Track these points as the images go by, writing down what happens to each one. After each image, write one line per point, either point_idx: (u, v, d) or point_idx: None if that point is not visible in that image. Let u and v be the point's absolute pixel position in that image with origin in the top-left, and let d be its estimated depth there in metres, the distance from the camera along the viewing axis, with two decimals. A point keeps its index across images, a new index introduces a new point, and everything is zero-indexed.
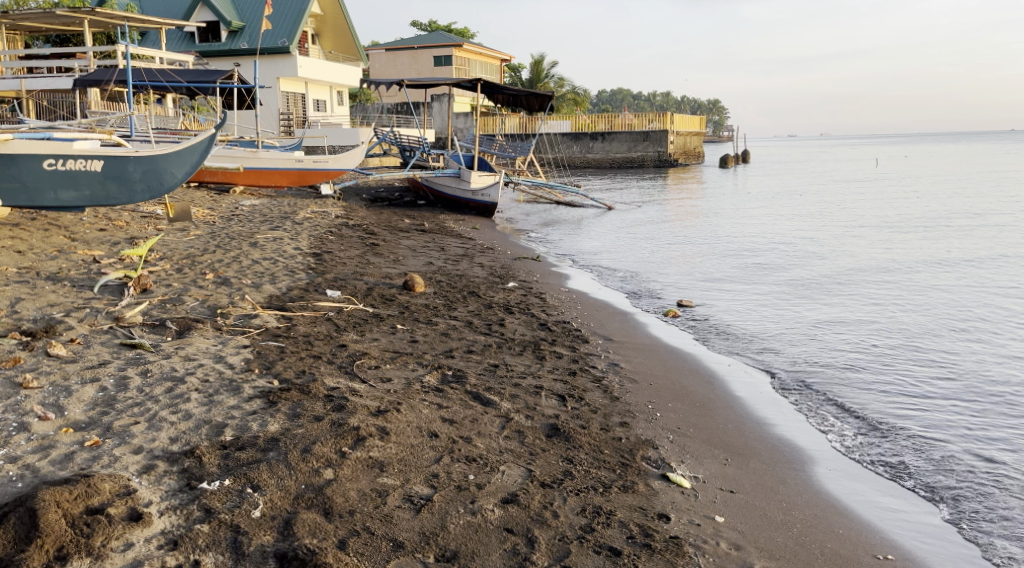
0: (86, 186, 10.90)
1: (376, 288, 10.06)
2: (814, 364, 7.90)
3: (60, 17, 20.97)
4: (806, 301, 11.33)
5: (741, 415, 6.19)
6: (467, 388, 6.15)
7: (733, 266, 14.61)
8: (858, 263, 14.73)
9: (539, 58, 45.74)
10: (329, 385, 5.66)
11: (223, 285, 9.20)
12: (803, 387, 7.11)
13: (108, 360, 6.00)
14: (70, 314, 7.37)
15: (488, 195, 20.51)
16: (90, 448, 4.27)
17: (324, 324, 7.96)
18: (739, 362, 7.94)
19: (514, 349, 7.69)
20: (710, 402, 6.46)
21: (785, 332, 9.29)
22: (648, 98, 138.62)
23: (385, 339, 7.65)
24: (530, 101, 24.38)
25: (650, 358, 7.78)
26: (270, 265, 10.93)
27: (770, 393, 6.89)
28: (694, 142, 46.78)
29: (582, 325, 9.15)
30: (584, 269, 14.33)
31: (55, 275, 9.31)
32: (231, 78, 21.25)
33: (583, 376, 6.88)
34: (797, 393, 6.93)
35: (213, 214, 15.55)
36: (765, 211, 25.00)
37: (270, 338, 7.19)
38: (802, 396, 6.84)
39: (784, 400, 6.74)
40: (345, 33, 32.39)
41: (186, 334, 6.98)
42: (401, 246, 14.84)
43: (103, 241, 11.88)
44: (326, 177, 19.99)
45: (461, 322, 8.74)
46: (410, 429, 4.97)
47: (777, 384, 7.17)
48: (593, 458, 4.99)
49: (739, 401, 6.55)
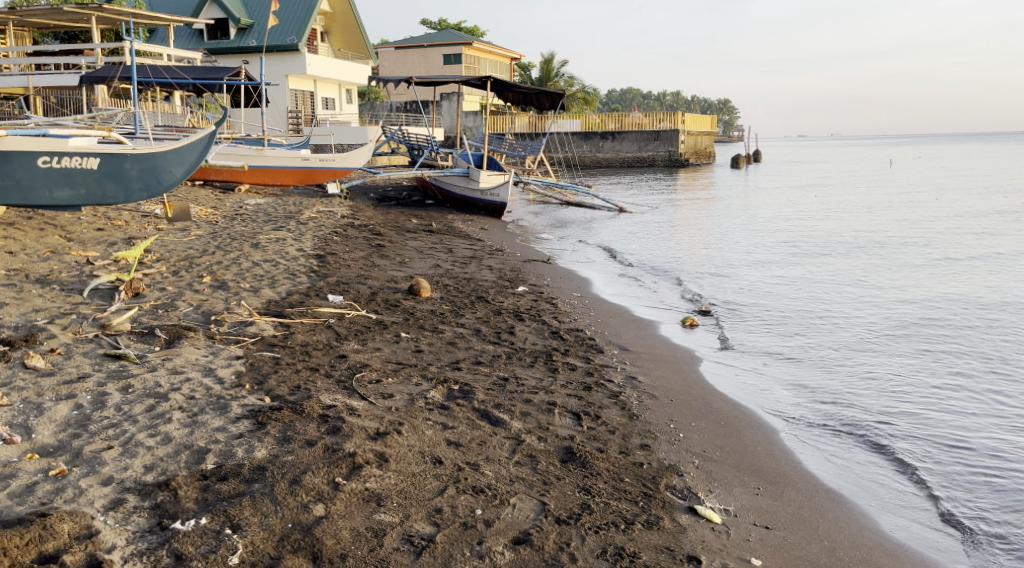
0: (82, 184, 10.48)
1: (380, 292, 9.62)
2: (846, 376, 7.42)
3: (66, 13, 20.67)
4: (830, 306, 10.84)
5: (771, 437, 5.71)
6: (474, 405, 5.70)
7: (751, 269, 14.10)
8: (881, 266, 14.23)
9: (549, 57, 45.30)
10: (325, 403, 5.22)
11: (220, 289, 8.78)
12: (837, 401, 6.64)
13: (88, 374, 5.57)
14: (54, 322, 6.95)
15: (497, 194, 20.03)
16: (54, 479, 3.83)
17: (324, 332, 7.52)
18: (765, 374, 7.44)
19: (525, 361, 7.23)
20: (737, 422, 5.97)
21: (812, 342, 8.78)
22: (658, 98, 137.83)
23: (387, 349, 7.21)
24: (540, 99, 23.93)
25: (670, 370, 7.30)
26: (271, 268, 10.52)
27: (799, 409, 6.42)
28: (705, 141, 46.24)
29: (595, 333, 8.67)
30: (595, 271, 13.84)
31: (46, 278, 8.91)
32: (237, 75, 20.88)
33: (599, 391, 6.41)
34: (830, 408, 6.46)
35: (216, 213, 15.16)
36: (779, 212, 24.46)
37: (266, 348, 6.75)
38: (835, 413, 6.36)
39: (817, 417, 6.23)
40: (354, 30, 32.01)
41: (175, 343, 6.56)
42: (408, 248, 14.41)
43: (99, 241, 11.49)
44: (333, 175, 19.56)
45: (468, 330, 8.29)
46: (411, 454, 4.52)
47: (808, 399, 6.70)
48: (612, 487, 4.51)
49: (768, 420, 6.08)
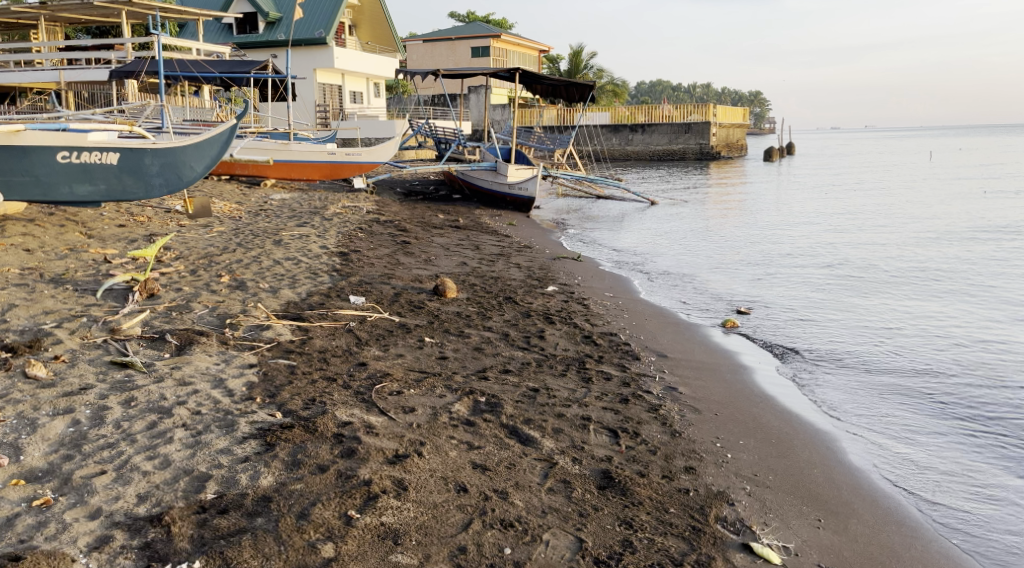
0: (102, 180, 10.17)
1: (404, 293, 9.21)
2: (902, 386, 6.91)
3: (96, 9, 20.56)
4: (877, 306, 10.28)
5: (828, 456, 5.22)
6: (502, 420, 5.28)
7: (790, 266, 13.53)
8: (927, 264, 13.61)
9: (578, 49, 44.72)
10: (340, 419, 4.82)
11: (238, 290, 8.42)
12: (897, 414, 6.15)
13: (90, 385, 5.20)
14: (62, 325, 6.61)
15: (526, 188, 19.54)
16: (38, 511, 3.52)
17: (344, 336, 7.12)
18: (818, 384, 6.90)
19: (555, 369, 6.79)
20: (791, 439, 5.47)
21: (863, 347, 8.24)
22: (688, 89, 136.37)
23: (410, 356, 6.80)
24: (569, 91, 23.41)
25: (713, 380, 6.83)
26: (293, 267, 10.16)
27: (859, 424, 5.91)
28: (737, 134, 45.41)
29: (631, 337, 8.21)
30: (627, 269, 13.33)
31: (60, 277, 8.59)
32: (264, 68, 20.58)
33: (637, 404, 5.95)
34: (889, 422, 5.97)
35: (240, 209, 14.87)
36: (815, 206, 23.74)
37: (282, 356, 6.36)
38: (896, 427, 5.87)
39: (875, 434, 5.72)
40: (383, 23, 31.67)
41: (187, 350, 6.20)
42: (434, 244, 14.04)
43: (120, 238, 11.22)
44: (359, 169, 19.19)
45: (495, 334, 7.85)
46: (432, 481, 4.09)
47: (866, 412, 6.19)
48: (656, 519, 4.04)
49: (826, 435, 5.60)
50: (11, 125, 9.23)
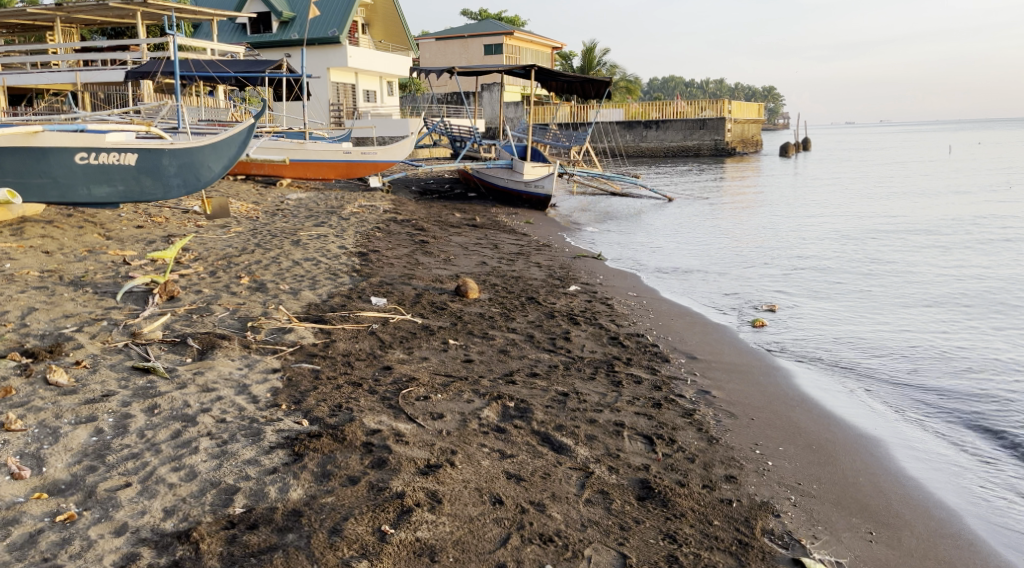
0: (120, 180, 10.09)
1: (426, 293, 9.08)
2: (941, 390, 6.72)
3: (112, 10, 20.55)
4: (906, 305, 10.07)
5: (872, 463, 5.07)
6: (533, 427, 5.15)
7: (813, 263, 13.31)
8: (952, 261, 13.38)
9: (591, 45, 44.51)
10: (368, 427, 4.68)
11: (258, 292, 8.31)
12: (937, 421, 6.00)
13: (112, 392, 5.07)
14: (83, 329, 6.50)
15: (542, 186, 19.38)
16: (62, 527, 3.42)
17: (367, 339, 6.99)
18: (854, 389, 6.74)
19: (584, 371, 6.66)
20: (831, 446, 5.32)
21: (895, 348, 8.04)
22: (700, 84, 135.73)
23: (435, 359, 6.66)
24: (585, 87, 23.22)
25: (745, 385, 6.69)
26: (312, 267, 10.03)
27: (899, 430, 5.76)
28: (752, 129, 45.07)
29: (658, 338, 8.07)
30: (647, 267, 13.15)
31: (79, 279, 8.50)
32: (279, 68, 20.50)
33: (671, 409, 5.85)
34: (932, 429, 5.81)
35: (256, 209, 14.78)
36: (834, 202, 23.47)
37: (305, 359, 6.23)
38: (937, 435, 5.73)
39: (916, 441, 5.56)
40: (396, 22, 31.58)
41: (209, 354, 6.08)
42: (452, 243, 13.90)
43: (138, 239, 11.14)
44: (375, 168, 19.07)
45: (520, 336, 7.70)
46: (466, 492, 3.95)
47: (905, 418, 6.05)
48: (700, 533, 3.91)
49: (867, 442, 5.45)
50: (30, 126, 9.14)
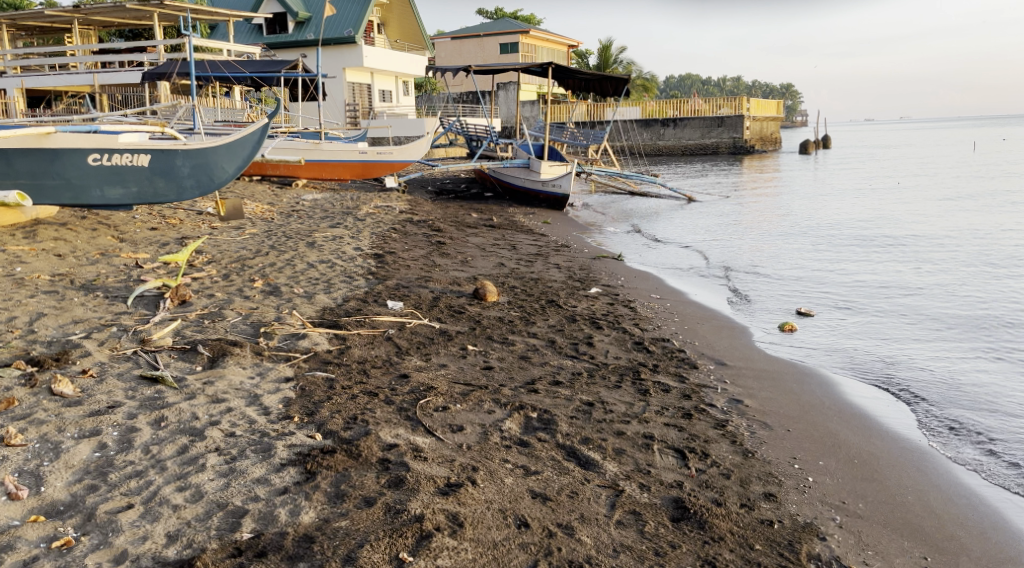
0: (134, 182, 9.92)
1: (443, 296, 8.84)
2: (985, 401, 6.41)
3: (129, 11, 20.47)
4: (939, 309, 9.72)
5: (917, 479, 4.87)
6: (558, 440, 4.95)
7: (839, 263, 12.96)
8: (985, 263, 13.00)
9: (607, 43, 44.20)
10: (385, 442, 4.44)
11: (272, 296, 8.09)
12: (983, 434, 5.74)
13: (119, 403, 4.85)
14: (91, 336, 6.28)
15: (559, 185, 19.07)
16: (58, 555, 3.23)
17: (383, 346, 6.76)
18: (891, 398, 6.48)
19: (609, 379, 6.45)
20: (872, 461, 5.12)
21: (932, 355, 7.73)
22: (717, 82, 134.87)
23: (454, 366, 6.42)
24: (603, 85, 22.93)
25: (778, 394, 6.49)
26: (327, 270, 9.82)
27: (942, 443, 5.54)
28: (771, 127, 44.60)
29: (684, 344, 7.86)
30: (669, 268, 12.86)
31: (90, 283, 8.30)
32: (294, 68, 20.34)
33: (701, 420, 5.69)
34: (978, 442, 5.56)
35: (271, 210, 14.59)
36: (856, 200, 23.06)
37: (319, 368, 6.00)
38: (983, 446, 5.51)
39: (960, 455, 5.33)
40: (412, 21, 31.40)
41: (219, 362, 5.85)
42: (470, 244, 13.67)
43: (152, 241, 10.96)
44: (391, 169, 18.86)
45: (541, 341, 7.45)
46: (490, 514, 3.72)
47: (947, 429, 5.82)
48: (742, 559, 3.73)
49: (911, 457, 5.26)
50: (43, 127, 8.98)
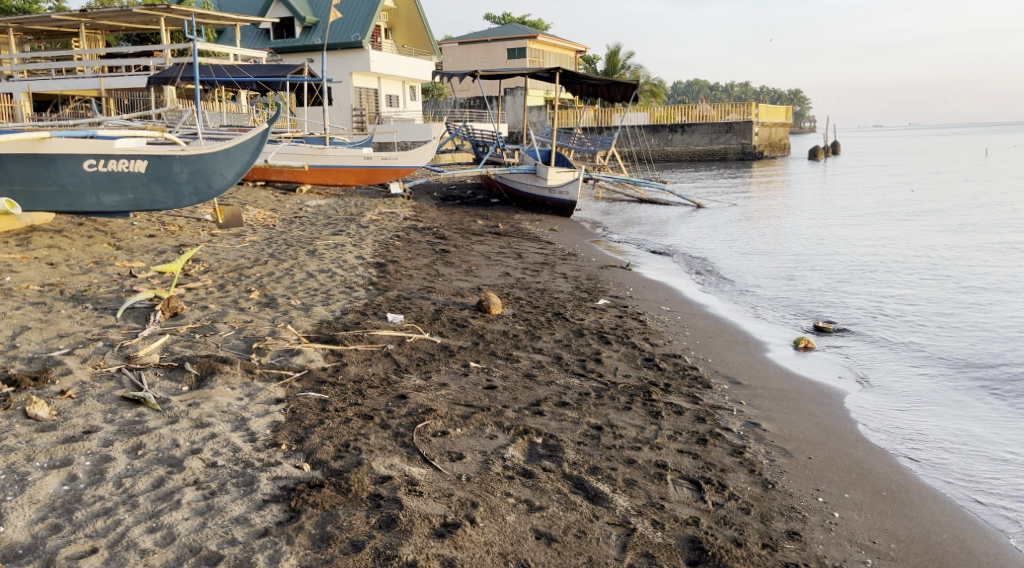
0: (131, 189, 9.60)
1: (446, 309, 8.49)
2: (1007, 432, 6.15)
3: (135, 16, 20.29)
4: (955, 325, 9.45)
5: (944, 524, 4.71)
6: (565, 470, 4.67)
7: (852, 274, 12.65)
8: (1002, 276, 12.65)
9: (615, 48, 43.98)
10: (378, 473, 4.18)
11: (268, 308, 7.79)
12: (1003, 466, 5.55)
13: (95, 427, 4.55)
14: (74, 352, 5.95)
15: (566, 192, 18.73)
16: None
17: (381, 362, 6.44)
18: (909, 424, 6.26)
19: (619, 400, 6.12)
20: (898, 500, 4.95)
21: (948, 377, 7.47)
22: (724, 87, 134.44)
23: (455, 385, 6.09)
24: (611, 91, 22.64)
25: (794, 416, 6.24)
26: (327, 280, 9.52)
27: (961, 476, 5.37)
28: (779, 133, 44.24)
29: (697, 361, 7.57)
30: (680, 277, 12.53)
31: (81, 293, 7.98)
32: (299, 73, 20.11)
33: (717, 446, 5.43)
34: (997, 478, 5.37)
35: (274, 216, 14.33)
36: (866, 208, 22.70)
37: (312, 388, 5.67)
38: (1005, 481, 5.34)
39: (984, 492, 5.15)
40: (419, 26, 31.14)
41: (207, 381, 5.54)
42: (475, 253, 13.37)
43: (149, 249, 10.67)
44: (396, 175, 18.57)
45: (547, 357, 7.13)
46: (489, 561, 3.56)
47: (968, 460, 5.63)
48: None
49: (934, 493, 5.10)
50: (38, 132, 8.69)
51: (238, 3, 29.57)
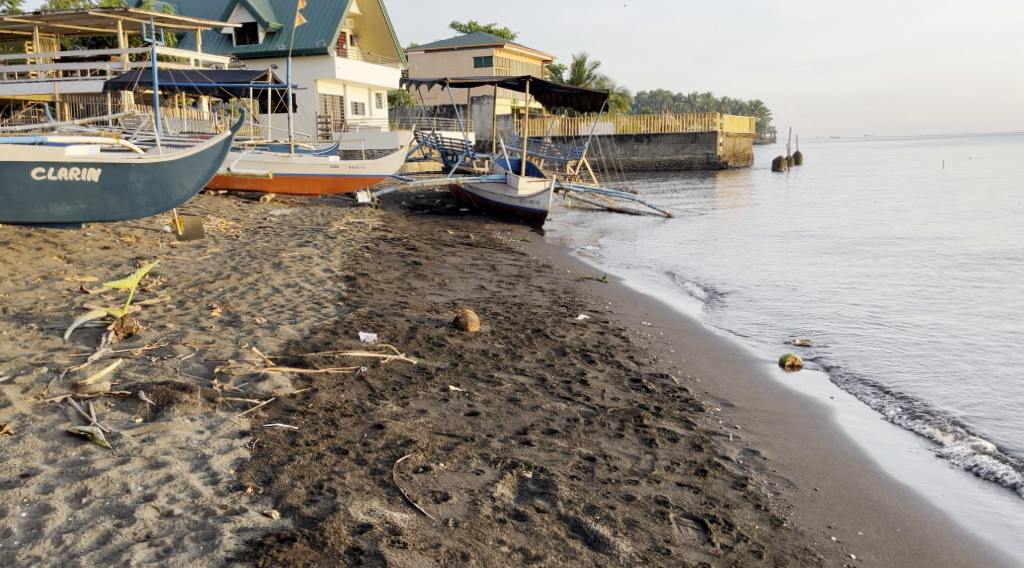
0: (82, 199, 9.01)
1: (421, 327, 8.04)
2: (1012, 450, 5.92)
3: (92, 19, 19.59)
4: (938, 337, 9.32)
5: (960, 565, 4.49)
6: (560, 510, 4.30)
7: (828, 285, 12.50)
8: (977, 286, 12.60)
9: (580, 58, 44.02)
10: (356, 521, 3.83)
11: (232, 327, 7.30)
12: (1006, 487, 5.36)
13: (35, 470, 4.07)
14: (14, 380, 5.42)
15: (538, 202, 18.39)
16: None
17: (355, 388, 5.99)
18: (909, 444, 6.03)
19: (610, 427, 5.75)
20: (909, 537, 4.72)
21: (939, 390, 7.28)
22: (688, 98, 135.66)
23: (434, 413, 5.66)
24: (580, 99, 22.42)
25: (793, 441, 5.92)
26: (293, 295, 9.04)
27: (971, 503, 5.16)
28: (743, 144, 44.52)
29: (685, 381, 7.22)
30: (656, 289, 12.26)
31: (26, 311, 7.39)
32: (263, 78, 19.56)
33: (718, 477, 5.07)
34: (1009, 506, 5.14)
35: (236, 227, 13.78)
36: (833, 218, 22.74)
37: (280, 419, 5.20)
38: (1021, 509, 5.12)
39: (994, 523, 4.95)
40: (385, 33, 30.71)
41: (164, 412, 5.06)
42: (447, 264, 12.97)
43: (103, 262, 10.09)
44: (364, 184, 18.08)
45: (530, 379, 6.73)
46: None
47: (978, 486, 5.40)
48: None
49: (949, 529, 4.87)
50: None
51: (199, 7, 28.84)
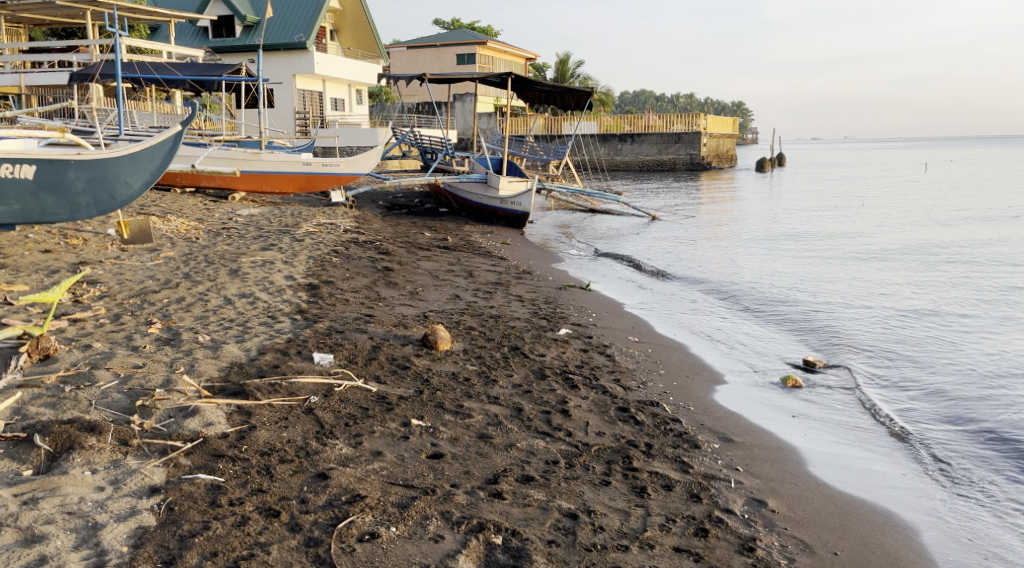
0: (15, 200, 8.08)
1: (385, 346, 7.19)
2: None
3: (58, 8, 18.62)
4: (950, 350, 8.66)
5: None
6: None
7: (825, 293, 11.82)
8: (979, 293, 12.00)
9: (564, 57, 43.35)
10: None
11: (171, 347, 6.44)
12: None
13: None
14: None
15: (519, 203, 17.59)
16: None
17: (300, 424, 5.15)
18: (931, 486, 5.34)
19: (594, 471, 4.97)
20: None
21: (958, 416, 6.60)
22: (670, 99, 135.30)
23: (391, 455, 4.84)
24: (563, 97, 21.69)
25: (804, 487, 5.18)
26: (247, 308, 8.19)
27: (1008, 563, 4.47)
28: (726, 143, 43.93)
29: (678, 410, 6.45)
30: (646, 296, 11.52)
31: None
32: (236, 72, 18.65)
33: (721, 539, 4.30)
34: None
35: (197, 227, 12.87)
36: (821, 220, 22.20)
37: (203, 468, 4.36)
38: None
39: None
40: (367, 28, 29.82)
41: (59, 464, 4.20)
42: (421, 270, 12.16)
43: (41, 268, 9.16)
44: (338, 182, 17.18)
45: (504, 410, 5.90)
46: None
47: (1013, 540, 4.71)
48: None
49: None
50: None
51: None
